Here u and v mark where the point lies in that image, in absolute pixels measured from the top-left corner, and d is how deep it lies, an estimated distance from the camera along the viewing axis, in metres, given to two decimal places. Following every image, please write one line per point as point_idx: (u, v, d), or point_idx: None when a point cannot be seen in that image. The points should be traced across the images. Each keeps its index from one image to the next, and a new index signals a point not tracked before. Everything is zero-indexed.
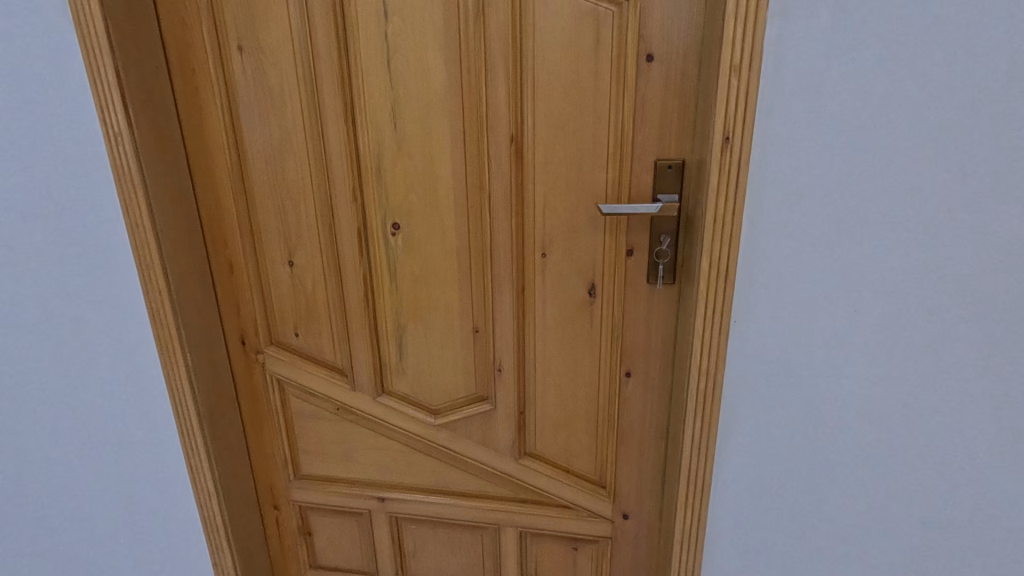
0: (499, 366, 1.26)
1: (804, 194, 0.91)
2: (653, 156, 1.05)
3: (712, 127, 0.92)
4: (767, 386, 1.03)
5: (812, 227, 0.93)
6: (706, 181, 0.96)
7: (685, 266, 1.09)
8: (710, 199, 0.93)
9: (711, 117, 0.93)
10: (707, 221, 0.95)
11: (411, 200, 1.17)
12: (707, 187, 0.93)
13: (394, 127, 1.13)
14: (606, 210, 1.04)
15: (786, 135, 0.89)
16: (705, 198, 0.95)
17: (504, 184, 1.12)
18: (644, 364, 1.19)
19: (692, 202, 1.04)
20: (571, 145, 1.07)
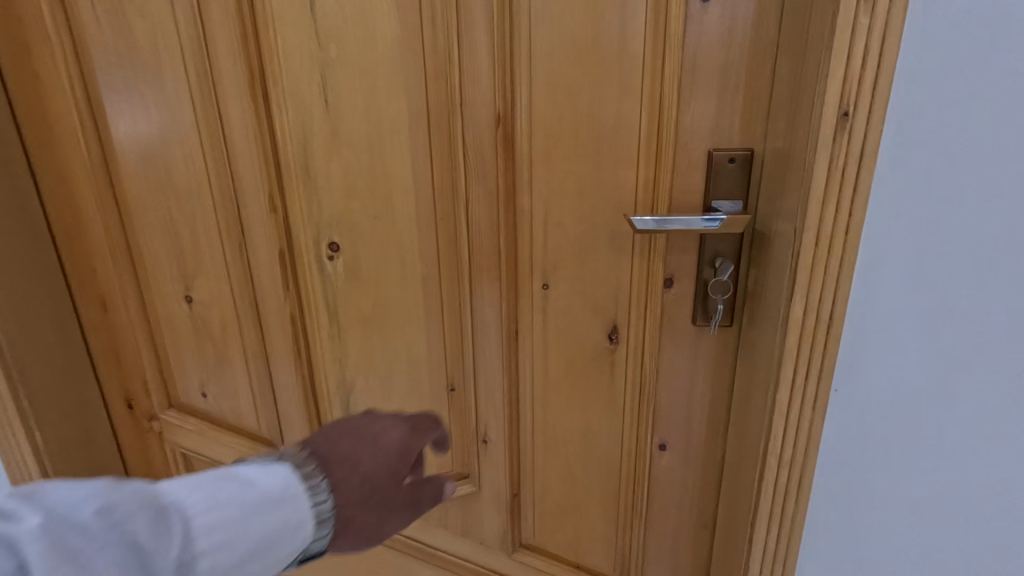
0: (484, 437, 0.92)
1: (971, 209, 0.56)
2: (707, 147, 0.71)
3: (809, 99, 0.58)
4: (886, 492, 0.68)
5: (982, 264, 0.57)
6: (793, 187, 0.62)
7: (748, 303, 0.75)
8: (805, 218, 0.59)
9: (806, 83, 0.59)
10: (796, 249, 0.61)
11: (354, 214, 0.82)
12: (802, 198, 0.59)
13: (324, 109, 0.77)
14: (644, 227, 0.71)
15: (946, 112, 0.54)
16: (793, 214, 0.62)
17: (487, 188, 0.77)
18: (683, 432, 0.86)
19: (761, 215, 0.71)
20: (583, 130, 0.74)
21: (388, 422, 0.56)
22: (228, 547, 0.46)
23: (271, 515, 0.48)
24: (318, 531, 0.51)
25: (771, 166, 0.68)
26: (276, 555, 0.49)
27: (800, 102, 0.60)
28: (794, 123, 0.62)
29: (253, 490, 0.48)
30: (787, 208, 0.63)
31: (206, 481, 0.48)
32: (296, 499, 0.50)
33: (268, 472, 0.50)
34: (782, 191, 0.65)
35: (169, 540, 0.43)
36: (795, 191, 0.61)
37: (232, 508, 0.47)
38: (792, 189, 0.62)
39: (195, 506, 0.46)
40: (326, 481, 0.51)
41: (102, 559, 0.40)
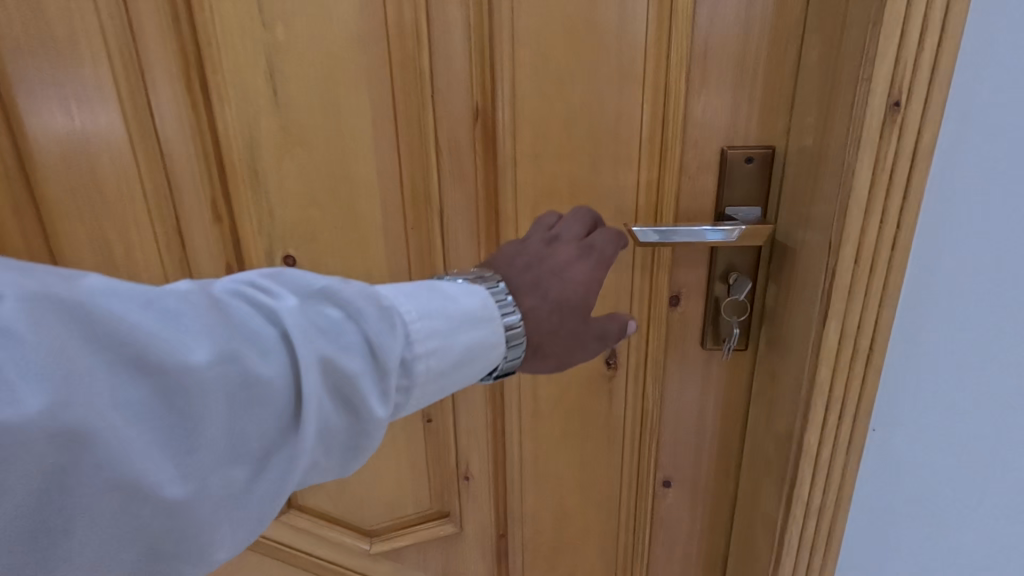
0: (466, 473, 0.82)
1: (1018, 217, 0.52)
2: (720, 145, 0.61)
3: (847, 87, 0.48)
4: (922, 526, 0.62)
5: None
6: (824, 193, 0.52)
7: (766, 325, 0.65)
8: (841, 230, 0.50)
9: (840, 67, 0.49)
10: (828, 268, 0.51)
11: (312, 223, 0.71)
12: (836, 207, 0.49)
13: (273, 102, 0.66)
14: (653, 238, 0.61)
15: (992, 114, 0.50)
16: (823, 225, 0.52)
17: (465, 194, 0.67)
18: (690, 467, 0.77)
19: (781, 225, 0.61)
20: (576, 125, 0.63)
21: (571, 254, 0.54)
22: (442, 354, 0.45)
23: (477, 329, 0.47)
24: (512, 349, 0.49)
25: (795, 167, 0.58)
26: (478, 369, 0.47)
27: (832, 91, 0.51)
28: (824, 117, 0.52)
29: (459, 303, 0.46)
30: (817, 219, 0.53)
31: (416, 290, 0.46)
32: (492, 322, 0.48)
33: (466, 291, 0.47)
34: (810, 197, 0.55)
35: (393, 335, 0.42)
36: (826, 198, 0.51)
37: (442, 319, 0.45)
38: (823, 196, 0.52)
39: (413, 310, 0.44)
40: (513, 309, 0.49)
41: (344, 343, 0.41)
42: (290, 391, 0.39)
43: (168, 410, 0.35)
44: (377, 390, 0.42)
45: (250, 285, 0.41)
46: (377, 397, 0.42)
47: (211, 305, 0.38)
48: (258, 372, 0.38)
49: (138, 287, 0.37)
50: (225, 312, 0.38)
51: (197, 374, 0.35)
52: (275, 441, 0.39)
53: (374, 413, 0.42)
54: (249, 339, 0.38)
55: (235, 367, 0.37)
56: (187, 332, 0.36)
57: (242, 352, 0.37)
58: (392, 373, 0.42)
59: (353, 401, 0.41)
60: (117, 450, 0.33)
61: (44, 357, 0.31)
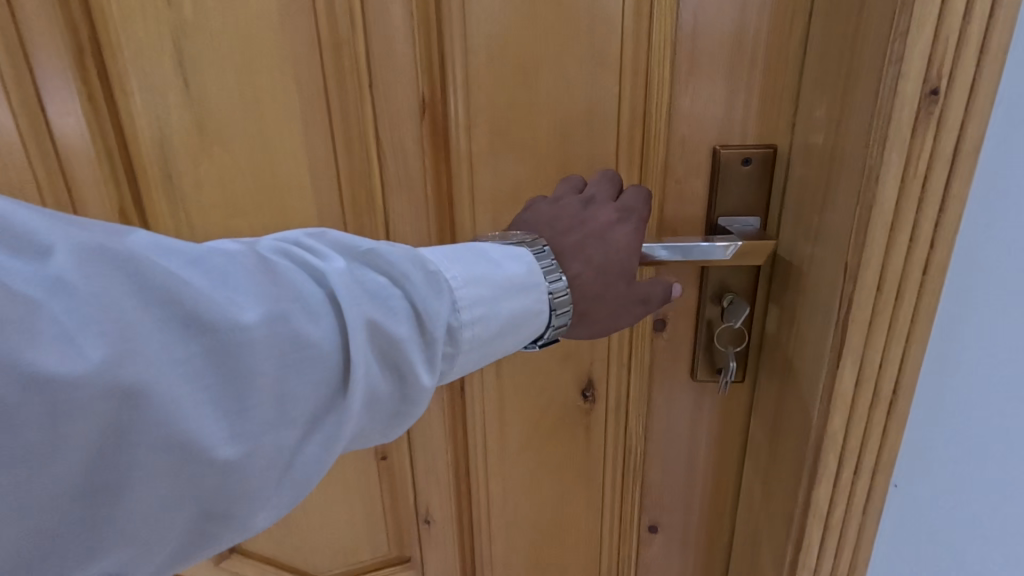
0: (427, 516, 0.72)
1: None
2: (712, 144, 0.52)
3: (868, 71, 0.38)
4: None
5: None
6: (838, 203, 0.42)
7: (766, 354, 0.56)
8: (861, 250, 0.40)
9: (858, 47, 0.40)
10: (844, 296, 0.41)
11: (238, 237, 0.60)
12: (854, 221, 0.40)
13: (185, 94, 0.55)
14: (668, 254, 0.49)
15: None
16: (837, 244, 0.42)
17: (414, 202, 0.57)
18: (679, 511, 0.67)
19: (784, 238, 0.51)
20: (542, 121, 0.53)
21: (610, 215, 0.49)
22: (488, 321, 0.42)
23: (522, 297, 0.44)
24: (558, 316, 0.46)
25: (801, 171, 0.48)
26: (521, 338, 0.45)
27: (847, 78, 0.41)
28: (837, 110, 0.42)
29: (504, 268, 0.44)
30: (829, 234, 0.44)
31: (460, 254, 0.44)
32: (537, 288, 0.44)
33: (511, 256, 0.45)
34: (818, 207, 0.45)
35: (440, 299, 0.40)
36: (841, 209, 0.42)
37: (488, 285, 0.42)
38: (837, 207, 0.42)
39: (457, 275, 0.42)
40: (558, 272, 0.45)
41: (392, 306, 0.38)
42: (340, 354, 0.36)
43: (218, 369, 0.33)
44: (425, 356, 0.39)
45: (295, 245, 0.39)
46: (425, 367, 0.40)
47: (259, 263, 0.36)
48: (307, 334, 0.35)
49: (185, 245, 0.35)
50: (274, 270, 0.36)
51: (248, 333, 0.33)
52: (323, 407, 0.36)
53: (421, 381, 0.39)
54: (295, 300, 0.36)
55: (284, 327, 0.35)
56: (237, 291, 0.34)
57: (290, 312, 0.35)
58: (440, 340, 0.40)
59: (401, 366, 0.39)
60: (170, 408, 0.31)
61: (101, 310, 0.30)
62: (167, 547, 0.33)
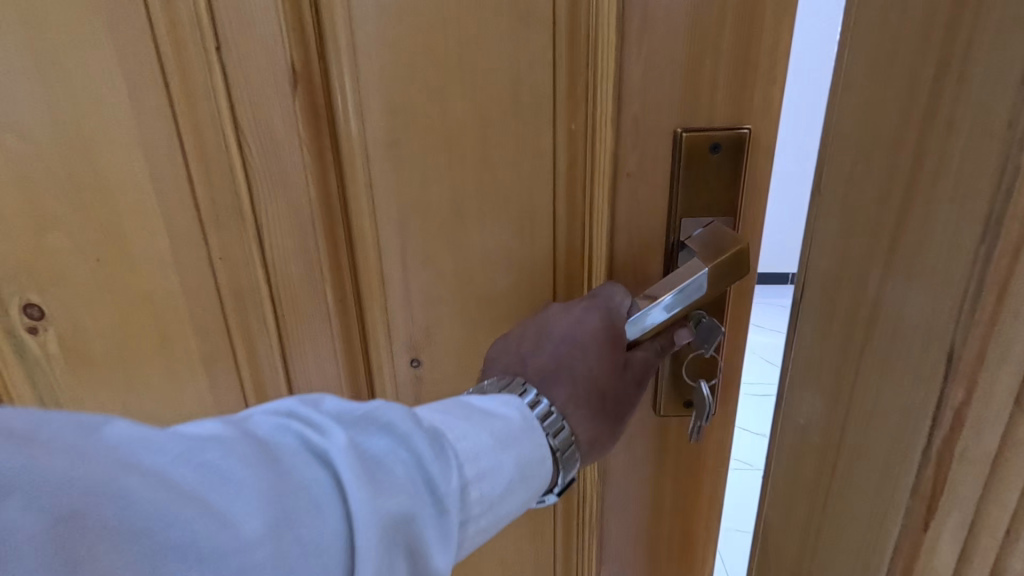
0: None
1: None
2: (670, 128, 0.41)
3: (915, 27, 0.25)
4: None
5: None
6: (936, 251, 0.25)
7: (790, 458, 0.36)
8: (990, 342, 0.23)
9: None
10: (947, 406, 0.25)
11: (59, 259, 0.45)
12: (970, 293, 0.23)
13: None
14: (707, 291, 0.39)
15: None
16: (916, 318, 0.26)
17: (296, 209, 0.43)
18: (645, 566, 0.57)
19: (807, 295, 0.33)
20: (455, 100, 0.41)
21: (574, 311, 0.42)
22: (502, 476, 0.33)
23: (528, 441, 0.35)
24: (564, 453, 0.37)
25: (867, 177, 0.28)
26: (536, 488, 0.35)
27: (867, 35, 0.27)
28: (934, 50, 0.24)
29: (501, 415, 0.35)
30: (910, 298, 0.26)
31: (448, 406, 0.34)
32: (535, 431, 0.36)
33: (496, 402, 0.36)
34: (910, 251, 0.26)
35: (450, 464, 0.30)
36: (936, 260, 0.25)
37: (498, 435, 0.33)
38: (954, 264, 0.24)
39: (464, 432, 0.32)
40: (543, 402, 0.38)
41: (401, 477, 0.28)
42: (353, 556, 0.26)
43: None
44: (443, 535, 0.29)
45: (286, 415, 0.29)
46: (442, 551, 0.29)
47: (255, 449, 0.26)
48: (312, 539, 0.25)
49: (161, 433, 0.24)
50: (268, 451, 0.26)
51: (251, 553, 0.23)
52: None
53: (441, 569, 0.29)
54: (294, 493, 0.25)
55: (286, 539, 0.24)
56: (228, 502, 0.24)
57: (293, 509, 0.25)
58: (454, 518, 0.30)
59: (413, 556, 0.28)
60: None
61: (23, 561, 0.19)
62: None
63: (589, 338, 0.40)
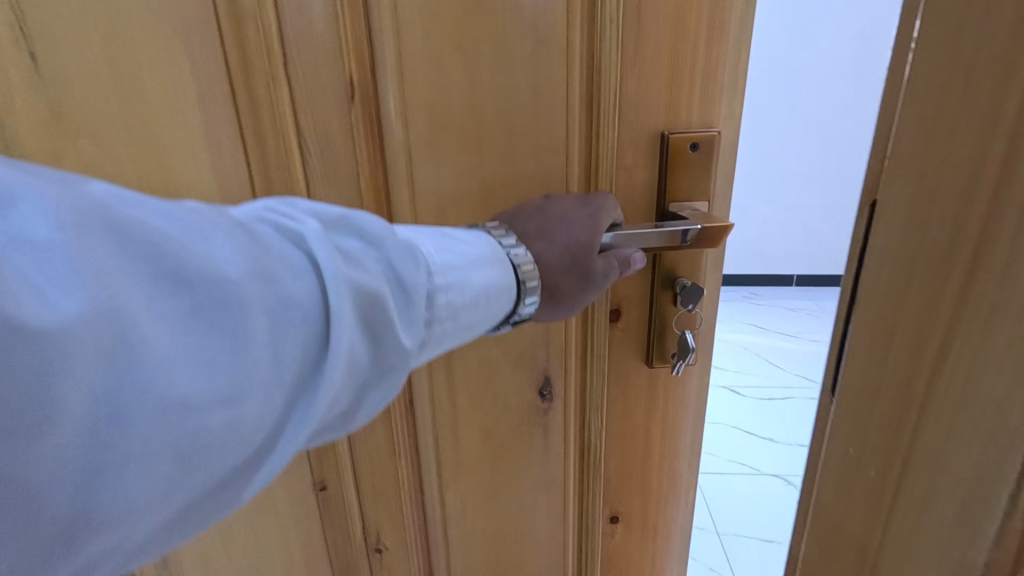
0: (379, 544, 0.66)
1: None
2: (659, 130, 0.51)
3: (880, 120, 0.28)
4: None
5: None
6: (1003, 329, 0.23)
7: (832, 516, 0.33)
8: None
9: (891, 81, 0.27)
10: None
11: None
12: None
13: (33, 73, 0.43)
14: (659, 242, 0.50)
15: None
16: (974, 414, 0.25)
17: (346, 200, 0.50)
18: (638, 500, 0.68)
19: (849, 353, 0.31)
20: (485, 105, 0.49)
21: (569, 201, 0.49)
22: (461, 289, 0.40)
23: (488, 266, 0.42)
24: (528, 292, 0.44)
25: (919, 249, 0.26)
26: (492, 315, 0.42)
27: (883, 123, 0.28)
28: (946, 150, 0.24)
29: (464, 243, 0.41)
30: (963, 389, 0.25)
31: (418, 232, 0.41)
32: (501, 262, 0.43)
33: (469, 233, 0.43)
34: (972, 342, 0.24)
35: (411, 267, 0.37)
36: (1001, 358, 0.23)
37: (458, 254, 0.40)
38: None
39: (429, 247, 0.39)
40: (517, 249, 0.44)
41: (370, 266, 0.35)
42: (327, 313, 0.32)
43: (209, 331, 0.27)
44: (406, 317, 0.36)
45: (263, 210, 0.34)
46: (406, 328, 0.36)
47: (240, 226, 0.31)
48: (290, 295, 0.31)
49: (158, 200, 0.29)
50: (256, 233, 0.32)
51: (243, 288, 0.29)
52: (299, 384, 0.31)
53: (404, 346, 0.35)
54: (277, 259, 0.31)
55: (268, 286, 0.30)
56: (216, 247, 0.29)
57: (276, 271, 0.31)
58: (418, 302, 0.36)
59: (380, 331, 0.34)
60: (141, 372, 0.25)
61: (48, 247, 0.24)
62: (128, 543, 0.26)
63: (575, 223, 0.48)
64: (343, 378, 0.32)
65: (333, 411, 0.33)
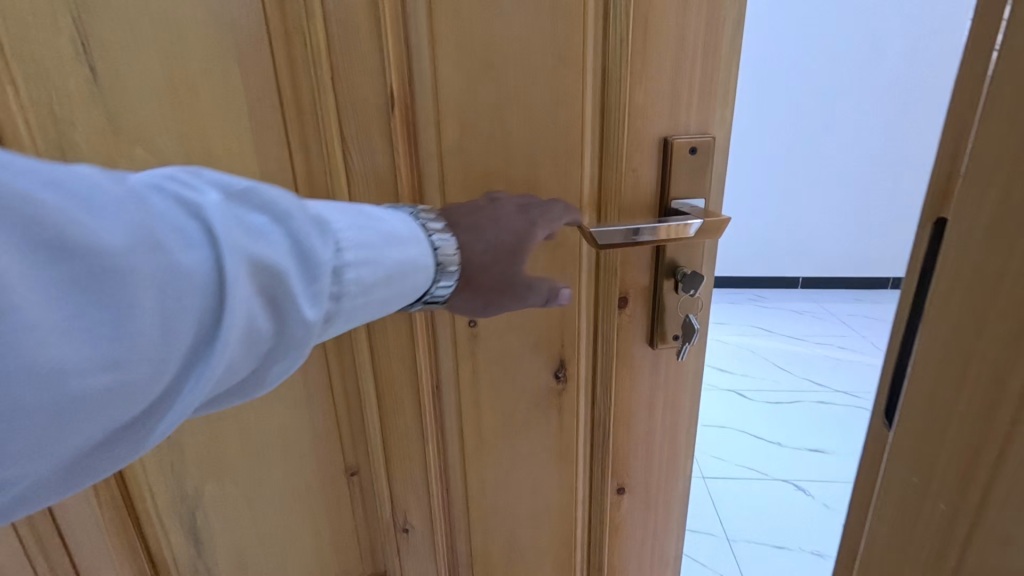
0: (406, 524, 0.70)
1: None
2: (663, 136, 0.57)
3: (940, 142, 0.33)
4: None
5: None
6: None
7: (905, 494, 0.38)
8: None
9: (950, 108, 0.32)
10: None
11: None
12: None
13: (93, 85, 0.46)
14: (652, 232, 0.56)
15: None
16: None
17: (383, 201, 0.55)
18: (643, 471, 0.75)
19: (922, 350, 0.35)
20: (510, 114, 0.54)
21: (503, 207, 0.51)
22: (374, 265, 0.38)
23: (406, 244, 0.41)
24: (443, 282, 0.45)
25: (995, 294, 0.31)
26: (407, 292, 0.42)
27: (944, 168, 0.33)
28: None
29: (385, 221, 0.41)
30: None
31: (337, 206, 0.39)
32: (420, 247, 0.43)
33: (388, 214, 0.42)
34: None
35: (316, 241, 0.35)
36: None
37: (373, 232, 0.39)
38: None
39: (343, 222, 0.38)
40: (447, 241, 0.45)
41: (271, 241, 0.34)
42: (222, 287, 0.31)
43: (92, 301, 0.27)
44: (313, 292, 0.35)
45: (160, 176, 0.33)
46: (310, 303, 0.35)
47: (129, 194, 0.29)
48: (181, 266, 0.30)
49: (35, 161, 0.27)
50: (149, 201, 0.30)
51: (128, 259, 0.28)
52: (194, 355, 0.31)
53: (307, 321, 0.35)
54: (166, 229, 0.30)
55: (158, 259, 0.29)
56: (104, 217, 0.28)
57: (166, 241, 0.29)
58: (324, 280, 0.35)
59: (279, 306, 0.34)
60: (15, 340, 0.25)
61: None
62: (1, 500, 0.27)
63: (507, 224, 0.50)
64: (237, 349, 0.32)
65: (227, 380, 0.33)
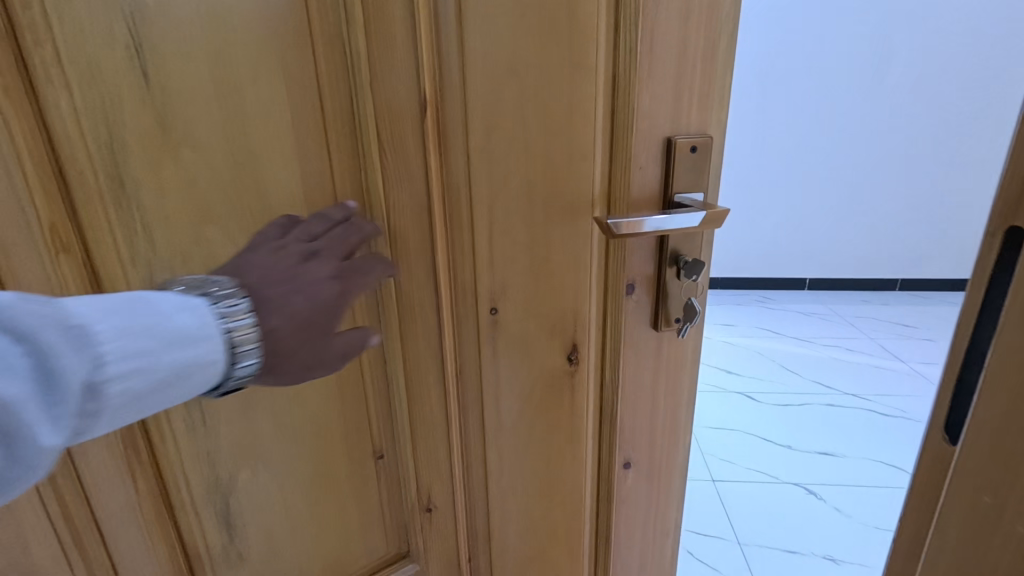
0: (429, 503, 0.74)
1: None
2: (667, 136, 0.63)
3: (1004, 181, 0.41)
4: None
5: None
6: None
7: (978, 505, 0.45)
8: None
9: None
10: None
11: (213, 246, 0.54)
12: None
13: (143, 86, 0.48)
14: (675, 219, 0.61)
15: None
16: None
17: (414, 196, 0.59)
18: (646, 444, 0.81)
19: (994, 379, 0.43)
20: (530, 116, 0.59)
21: (318, 271, 0.46)
22: (147, 373, 0.35)
23: (195, 341, 0.37)
24: (240, 367, 0.40)
25: None
26: (187, 392, 0.38)
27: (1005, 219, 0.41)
28: None
29: (178, 319, 0.37)
30: None
31: (118, 302, 0.35)
32: (211, 342, 0.38)
33: (190, 305, 0.38)
34: None
35: (68, 356, 0.32)
36: None
37: (155, 336, 0.35)
38: None
39: (111, 329, 0.33)
40: (249, 325, 0.40)
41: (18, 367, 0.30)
42: None
43: None
44: (56, 417, 0.31)
45: None
46: (41, 433, 0.31)
47: None
48: None
49: None
50: None
51: None
52: None
53: (42, 450, 0.31)
54: None
55: None
56: None
57: None
58: (62, 407, 0.32)
59: (11, 438, 0.30)
60: None
61: None
62: None
63: (326, 295, 0.45)
64: None
65: None
